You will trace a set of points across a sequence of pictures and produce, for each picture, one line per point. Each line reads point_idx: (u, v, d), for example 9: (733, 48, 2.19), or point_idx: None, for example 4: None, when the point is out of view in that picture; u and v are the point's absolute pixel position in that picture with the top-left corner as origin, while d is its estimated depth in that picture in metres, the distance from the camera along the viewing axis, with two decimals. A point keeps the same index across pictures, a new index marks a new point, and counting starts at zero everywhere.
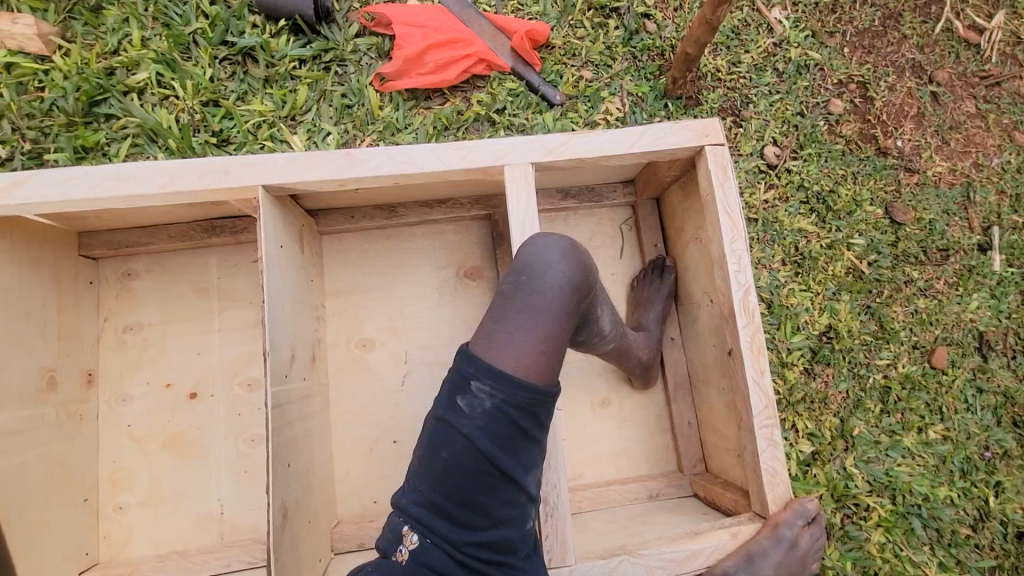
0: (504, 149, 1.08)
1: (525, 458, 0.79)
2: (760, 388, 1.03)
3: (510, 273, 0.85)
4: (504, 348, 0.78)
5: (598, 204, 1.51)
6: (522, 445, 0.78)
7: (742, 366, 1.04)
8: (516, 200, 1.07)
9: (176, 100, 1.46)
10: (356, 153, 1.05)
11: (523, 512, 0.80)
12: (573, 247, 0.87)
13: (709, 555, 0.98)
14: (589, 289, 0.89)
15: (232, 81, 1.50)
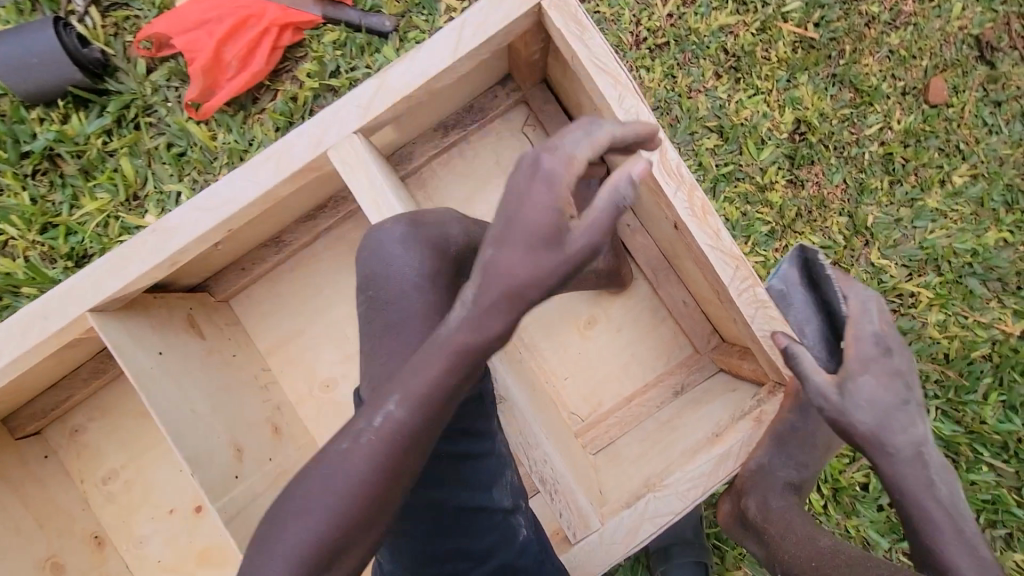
0: (316, 132, 0.87)
1: (481, 477, 0.76)
2: (722, 252, 0.86)
3: (360, 292, 0.74)
4: (387, 379, 0.69)
5: (486, 120, 1.28)
6: (469, 468, 0.75)
7: (692, 238, 0.87)
8: (359, 182, 0.87)
9: (15, 240, 1.29)
10: (161, 224, 0.87)
11: (510, 525, 0.78)
12: (414, 224, 0.73)
13: (739, 453, 0.86)
14: (460, 258, 0.75)
15: (56, 192, 1.32)
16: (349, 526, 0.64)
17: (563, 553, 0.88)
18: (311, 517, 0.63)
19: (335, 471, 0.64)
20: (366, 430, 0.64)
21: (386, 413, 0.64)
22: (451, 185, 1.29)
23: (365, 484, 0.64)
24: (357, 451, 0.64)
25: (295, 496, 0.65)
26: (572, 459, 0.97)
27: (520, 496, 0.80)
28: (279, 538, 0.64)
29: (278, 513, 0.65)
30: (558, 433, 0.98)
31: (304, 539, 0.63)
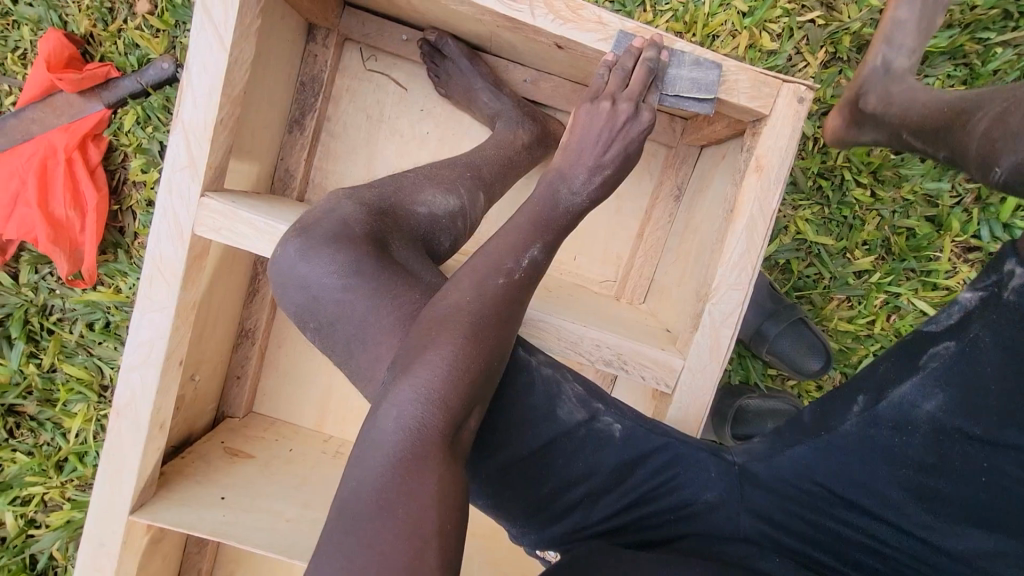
0: (170, 222, 0.76)
1: (539, 409, 0.71)
2: (619, 31, 0.74)
3: (305, 329, 0.67)
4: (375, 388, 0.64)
5: (326, 85, 1.12)
6: (523, 407, 0.71)
7: (578, 41, 0.74)
8: (251, 238, 0.77)
9: (46, 492, 1.25)
10: (116, 405, 0.80)
11: (600, 430, 0.74)
12: (304, 235, 0.66)
13: (763, 214, 0.79)
14: (373, 233, 0.67)
15: (40, 432, 1.26)
16: (501, 348, 0.63)
17: (670, 410, 0.83)
18: (465, 337, 0.60)
19: (480, 295, 0.63)
20: (514, 268, 0.66)
21: (531, 257, 0.67)
22: (347, 171, 1.19)
23: (509, 307, 0.64)
24: (506, 285, 0.64)
25: (438, 324, 0.60)
26: (622, 328, 0.91)
27: (594, 401, 0.75)
28: (434, 362, 0.58)
29: (421, 340, 0.60)
30: (593, 316, 0.94)
31: (461, 358, 0.59)
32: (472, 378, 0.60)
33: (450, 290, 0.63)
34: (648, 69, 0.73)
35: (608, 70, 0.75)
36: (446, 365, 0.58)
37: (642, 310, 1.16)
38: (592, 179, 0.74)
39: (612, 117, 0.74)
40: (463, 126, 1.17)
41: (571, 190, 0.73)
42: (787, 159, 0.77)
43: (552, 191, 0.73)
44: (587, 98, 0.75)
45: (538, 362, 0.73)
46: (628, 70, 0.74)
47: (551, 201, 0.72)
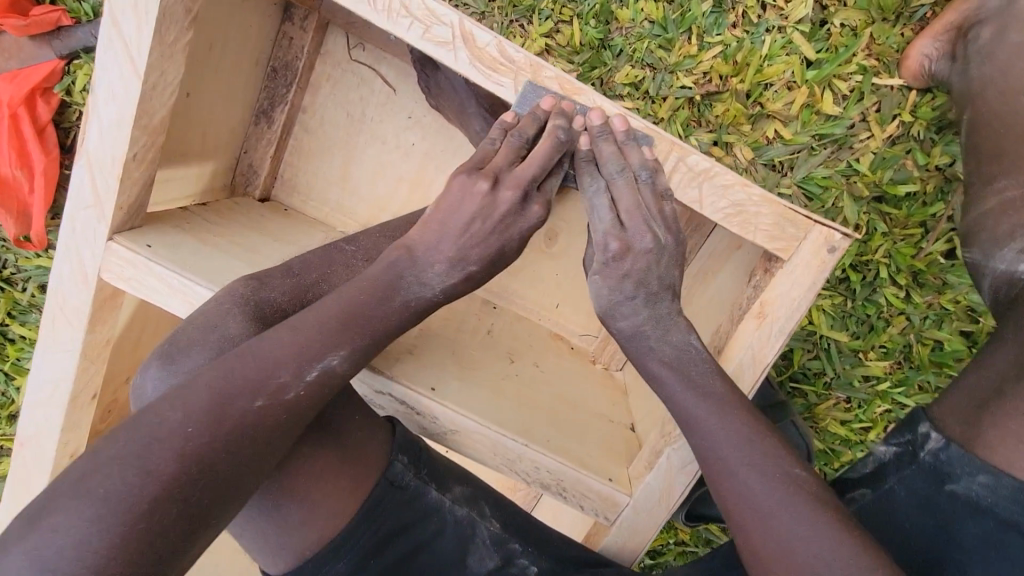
0: (76, 265, 0.68)
1: (447, 557, 0.71)
2: (528, 83, 0.61)
3: None
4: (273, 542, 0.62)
5: (301, 75, 0.97)
6: (431, 555, 0.70)
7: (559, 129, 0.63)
8: (165, 295, 0.68)
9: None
10: (23, 436, 0.77)
11: (515, 573, 0.73)
12: (166, 365, 0.59)
13: (752, 362, 0.67)
14: None
15: None
16: (219, 500, 0.49)
17: (606, 539, 0.80)
18: (151, 495, 0.46)
19: (216, 420, 0.50)
20: (289, 383, 0.53)
21: (323, 366, 0.54)
22: (319, 172, 1.04)
23: (254, 436, 0.51)
24: (267, 408, 0.52)
25: (121, 467, 0.46)
26: (575, 433, 0.83)
27: (510, 543, 0.74)
28: (87, 528, 0.44)
29: (83, 490, 0.45)
30: (548, 409, 0.84)
31: (134, 526, 0.45)
32: (149, 552, 0.45)
33: (161, 410, 0.49)
34: (545, 146, 0.59)
35: (502, 135, 0.61)
36: (106, 535, 0.44)
37: (616, 383, 1.05)
38: (449, 274, 0.60)
39: (489, 204, 0.59)
40: (452, 143, 1.02)
41: (421, 280, 0.60)
42: (796, 312, 0.65)
43: (393, 272, 0.60)
44: (468, 167, 0.60)
45: (452, 500, 0.72)
46: (526, 138, 0.60)
47: (387, 290, 0.59)
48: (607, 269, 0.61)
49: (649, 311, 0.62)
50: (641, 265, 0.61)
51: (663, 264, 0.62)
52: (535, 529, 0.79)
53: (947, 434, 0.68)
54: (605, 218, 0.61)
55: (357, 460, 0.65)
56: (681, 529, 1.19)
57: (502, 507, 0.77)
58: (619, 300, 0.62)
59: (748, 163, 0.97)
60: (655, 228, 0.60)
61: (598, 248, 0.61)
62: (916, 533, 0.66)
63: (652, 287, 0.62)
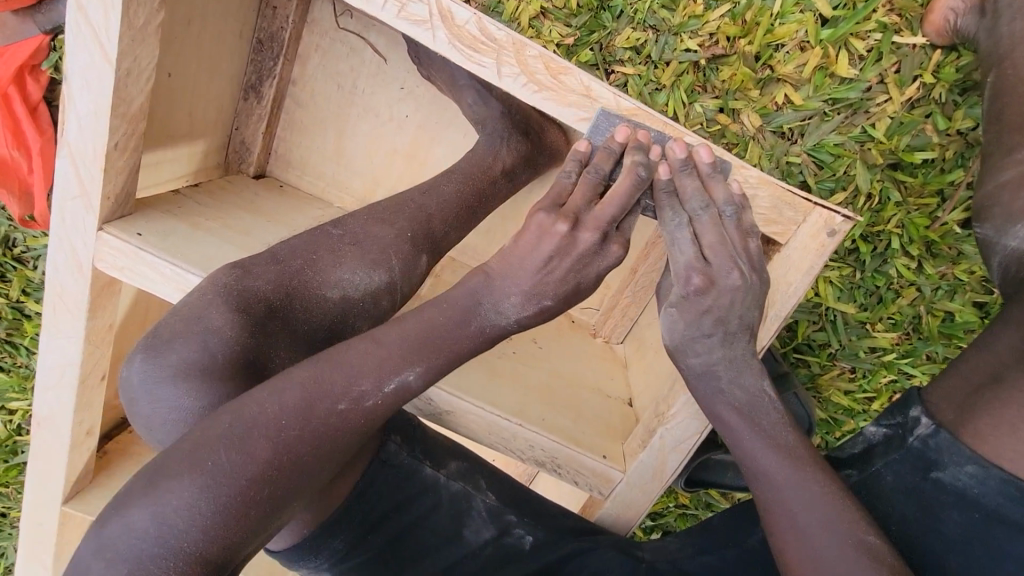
0: (69, 255, 0.69)
1: (443, 531, 0.73)
2: (602, 112, 0.62)
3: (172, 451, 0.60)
4: (272, 528, 0.65)
5: (287, 46, 0.93)
6: (428, 528, 0.73)
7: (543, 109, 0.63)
8: (159, 284, 0.68)
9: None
10: (38, 417, 0.80)
11: (511, 544, 0.75)
12: (148, 357, 0.60)
13: None
14: (241, 357, 0.60)
15: None
16: (304, 486, 0.53)
17: (601, 512, 0.83)
18: (249, 476, 0.49)
19: (305, 417, 0.52)
20: (369, 393, 0.54)
21: (401, 381, 0.56)
22: (313, 147, 1.02)
23: (340, 433, 0.53)
24: (349, 413, 0.53)
25: (225, 446, 0.49)
26: (571, 411, 0.83)
27: (504, 514, 0.77)
28: (191, 498, 0.48)
29: (191, 462, 0.49)
30: (543, 387, 0.85)
31: (232, 501, 0.49)
32: (238, 527, 0.49)
33: (262, 399, 0.52)
34: (623, 182, 0.58)
35: (578, 169, 0.60)
36: (210, 505, 0.48)
37: (616, 357, 1.04)
38: (523, 307, 0.60)
39: (569, 244, 0.59)
40: (447, 115, 0.99)
41: (498, 310, 0.60)
42: (791, 297, 0.67)
43: (472, 299, 0.60)
44: (546, 205, 0.60)
45: (447, 475, 0.76)
46: (604, 174, 0.59)
47: (464, 315, 0.60)
48: (685, 303, 0.61)
49: (724, 351, 0.62)
50: (722, 302, 0.60)
51: (747, 302, 0.61)
52: (530, 501, 0.81)
53: (938, 421, 0.68)
54: (687, 253, 0.60)
55: None
56: (680, 494, 1.20)
57: (501, 483, 0.80)
58: (695, 336, 0.61)
59: (756, 130, 0.92)
60: (740, 264, 0.59)
61: (679, 281, 0.60)
62: (900, 519, 0.67)
63: (730, 326, 0.61)
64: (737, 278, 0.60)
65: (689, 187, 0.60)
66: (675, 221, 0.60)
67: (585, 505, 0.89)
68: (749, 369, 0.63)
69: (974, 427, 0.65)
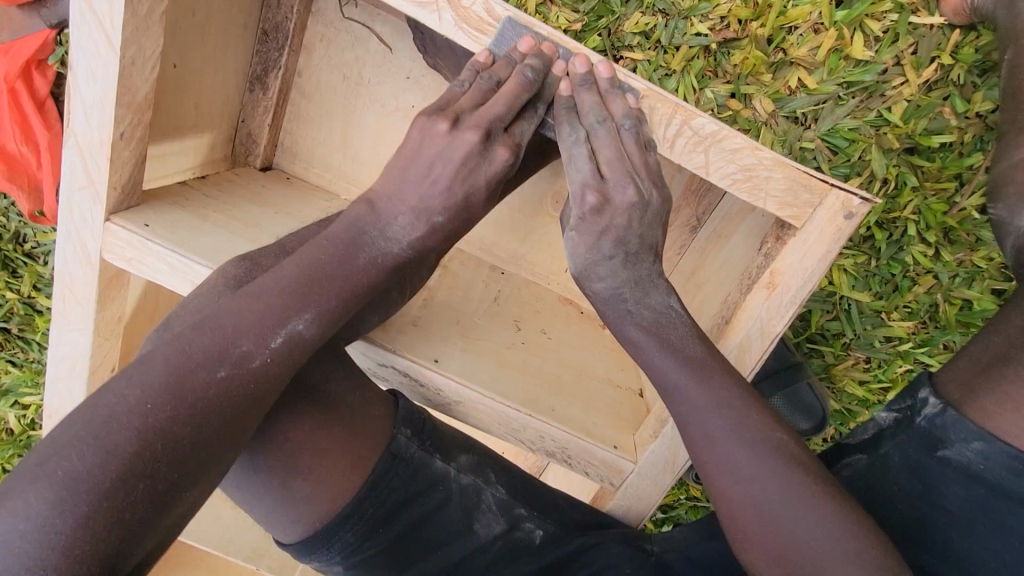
0: (79, 248, 0.68)
1: (453, 525, 0.74)
2: (507, 20, 0.60)
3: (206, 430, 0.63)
4: (285, 518, 0.64)
5: (292, 36, 0.93)
6: (439, 522, 0.73)
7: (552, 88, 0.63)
8: (166, 274, 0.68)
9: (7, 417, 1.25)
10: (50, 410, 0.80)
11: (520, 537, 0.76)
12: (159, 349, 0.60)
13: (762, 334, 0.67)
14: None
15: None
16: (192, 469, 0.50)
17: (612, 503, 0.82)
18: (115, 473, 0.46)
19: (175, 397, 0.50)
20: (252, 352, 0.54)
21: (289, 331, 0.56)
22: (319, 138, 1.01)
23: (222, 408, 0.52)
24: (230, 378, 0.53)
25: (79, 449, 0.46)
26: (583, 401, 0.83)
27: (516, 508, 0.77)
28: (40, 515, 0.44)
29: (38, 476, 0.45)
30: (554, 378, 0.84)
31: (101, 506, 0.45)
32: (115, 533, 0.46)
33: (119, 389, 0.49)
34: (512, 83, 0.59)
35: (472, 77, 0.61)
36: (71, 518, 0.44)
37: (627, 349, 1.02)
38: (414, 226, 0.61)
39: (450, 145, 0.59)
40: None
41: (387, 235, 0.61)
42: (808, 282, 0.65)
43: (357, 230, 0.60)
44: (430, 110, 0.61)
45: (458, 468, 0.74)
46: (495, 80, 0.60)
47: (349, 247, 0.59)
48: (583, 224, 0.61)
49: (627, 273, 0.63)
50: (619, 220, 0.61)
51: (646, 220, 0.62)
52: (541, 492, 0.80)
53: (945, 400, 0.69)
54: (583, 167, 0.60)
55: (361, 435, 0.66)
56: (691, 486, 1.19)
57: (509, 474, 0.79)
58: (597, 259, 0.62)
59: (768, 115, 0.90)
60: (637, 182, 0.61)
61: (575, 201, 0.61)
62: (907, 497, 0.69)
63: (631, 247, 0.62)
64: (634, 195, 0.61)
65: (590, 105, 0.60)
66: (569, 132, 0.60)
67: (596, 496, 0.88)
68: (655, 288, 0.64)
69: (978, 403, 0.66)
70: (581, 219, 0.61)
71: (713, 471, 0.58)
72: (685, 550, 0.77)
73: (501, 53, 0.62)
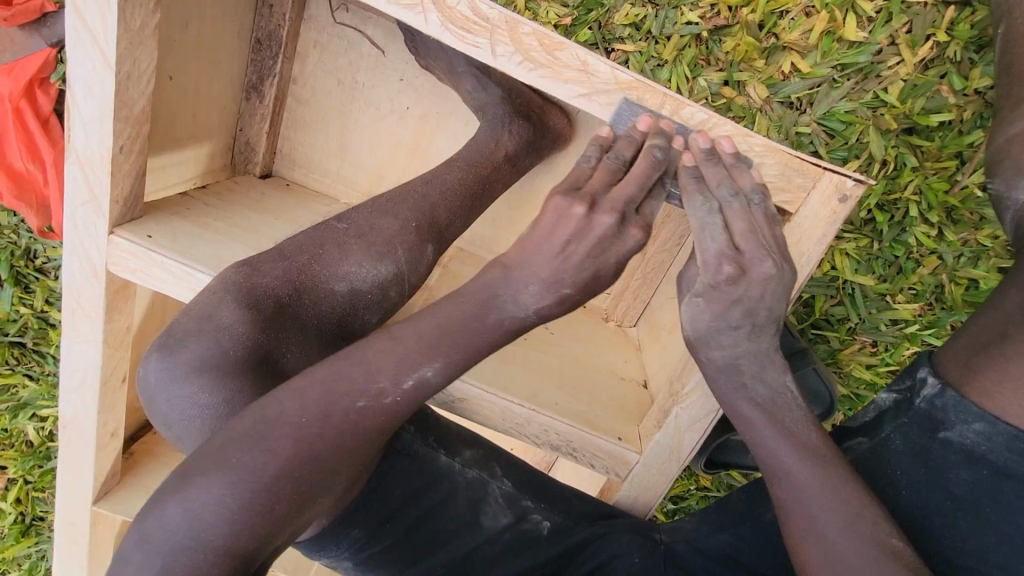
0: (84, 258, 0.70)
1: (459, 518, 0.75)
2: (622, 100, 0.63)
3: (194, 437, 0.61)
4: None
5: (285, 43, 0.94)
6: (445, 516, 0.74)
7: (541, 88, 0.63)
8: (170, 282, 0.69)
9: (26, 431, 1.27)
10: (63, 419, 0.82)
11: (528, 529, 0.76)
12: (163, 356, 0.61)
13: None
14: (253, 354, 0.61)
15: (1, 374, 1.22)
16: (329, 477, 0.53)
17: (619, 494, 0.82)
18: (272, 474, 0.50)
19: (325, 417, 0.52)
20: (387, 389, 0.53)
21: (418, 376, 0.54)
22: (317, 144, 1.03)
23: (362, 432, 0.53)
24: (368, 410, 0.53)
25: (247, 447, 0.50)
26: (586, 395, 0.83)
27: (521, 500, 0.78)
28: (222, 492, 0.49)
29: (218, 461, 0.50)
30: (556, 373, 0.84)
31: (258, 496, 0.50)
32: (266, 524, 0.50)
33: (283, 399, 0.52)
34: (643, 165, 0.58)
35: (598, 154, 0.61)
36: (237, 501, 0.49)
37: (630, 340, 1.02)
38: (543, 295, 0.57)
39: (585, 226, 0.57)
40: (448, 103, 0.98)
41: (516, 302, 0.57)
42: (803, 267, 0.65)
43: (488, 293, 0.58)
44: (564, 189, 0.58)
45: (463, 462, 0.77)
46: (624, 159, 0.60)
47: (480, 308, 0.57)
48: (713, 292, 0.59)
49: (750, 344, 0.61)
50: (753, 293, 0.58)
51: (777, 293, 0.59)
52: (546, 485, 0.81)
53: (944, 379, 0.69)
54: (718, 238, 0.58)
55: None
56: (701, 476, 1.19)
57: (516, 468, 0.81)
58: (720, 327, 0.60)
59: (763, 102, 0.90)
60: (773, 254, 0.58)
61: (707, 269, 0.59)
62: (910, 480, 0.69)
63: (758, 318, 0.60)
64: (770, 267, 0.58)
65: (717, 183, 0.59)
66: (698, 211, 0.58)
67: (604, 488, 0.89)
68: (772, 363, 0.62)
69: (981, 381, 0.65)
70: (712, 286, 0.59)
71: (792, 466, 0.59)
72: (694, 541, 0.77)
73: (619, 131, 0.64)
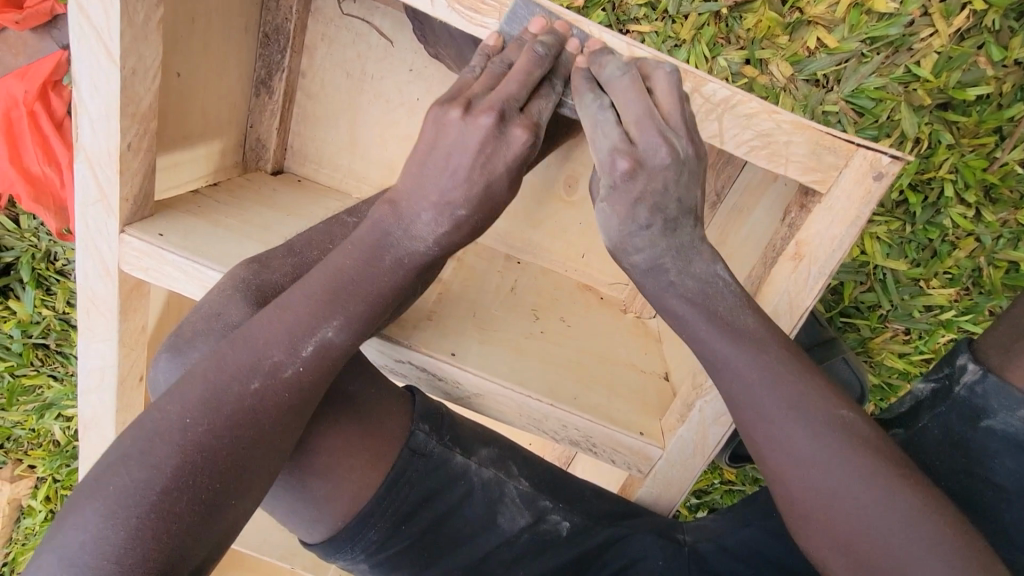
0: (95, 259, 0.69)
1: (477, 519, 0.73)
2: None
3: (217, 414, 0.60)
4: (307, 520, 0.65)
5: (293, 37, 0.92)
6: (462, 517, 0.73)
7: None
8: (182, 281, 0.69)
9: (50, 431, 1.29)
10: (82, 420, 0.83)
11: (546, 530, 0.75)
12: (173, 357, 0.60)
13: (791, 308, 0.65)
14: None
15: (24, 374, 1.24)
16: (238, 479, 0.50)
17: (641, 491, 0.80)
18: (160, 487, 0.47)
19: (212, 417, 0.50)
20: (283, 361, 0.53)
21: (318, 337, 0.54)
22: (326, 139, 1.01)
23: (264, 424, 0.52)
24: (264, 390, 0.52)
25: (130, 466, 0.48)
26: (608, 389, 0.80)
27: (539, 501, 0.76)
28: (99, 526, 0.46)
29: (97, 488, 0.47)
30: (577, 365, 0.82)
31: (150, 513, 0.46)
32: (169, 541, 0.46)
33: (162, 405, 0.51)
34: (522, 61, 0.55)
35: (483, 61, 0.58)
36: (125, 525, 0.46)
37: (650, 332, 0.99)
38: (437, 224, 0.56)
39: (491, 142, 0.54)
40: None
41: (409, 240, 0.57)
42: (836, 252, 0.62)
43: (379, 232, 0.57)
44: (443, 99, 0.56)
45: (478, 462, 0.74)
46: (507, 64, 0.57)
47: (373, 250, 0.56)
48: (615, 193, 0.55)
49: (665, 240, 0.57)
50: (655, 185, 0.54)
51: (682, 181, 0.55)
52: (566, 483, 0.79)
53: (985, 365, 0.65)
54: (610, 135, 0.55)
55: (381, 433, 0.66)
56: (725, 470, 1.16)
57: (531, 466, 0.78)
58: (631, 231, 0.56)
59: (787, 80, 0.86)
60: (670, 138, 0.54)
61: (604, 170, 0.55)
62: (951, 471, 0.66)
63: (669, 211, 0.56)
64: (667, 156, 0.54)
65: (611, 75, 0.56)
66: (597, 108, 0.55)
67: (626, 484, 0.86)
68: (697, 255, 0.58)
69: None
70: (613, 188, 0.55)
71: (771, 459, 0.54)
72: (719, 539, 0.76)
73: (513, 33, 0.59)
